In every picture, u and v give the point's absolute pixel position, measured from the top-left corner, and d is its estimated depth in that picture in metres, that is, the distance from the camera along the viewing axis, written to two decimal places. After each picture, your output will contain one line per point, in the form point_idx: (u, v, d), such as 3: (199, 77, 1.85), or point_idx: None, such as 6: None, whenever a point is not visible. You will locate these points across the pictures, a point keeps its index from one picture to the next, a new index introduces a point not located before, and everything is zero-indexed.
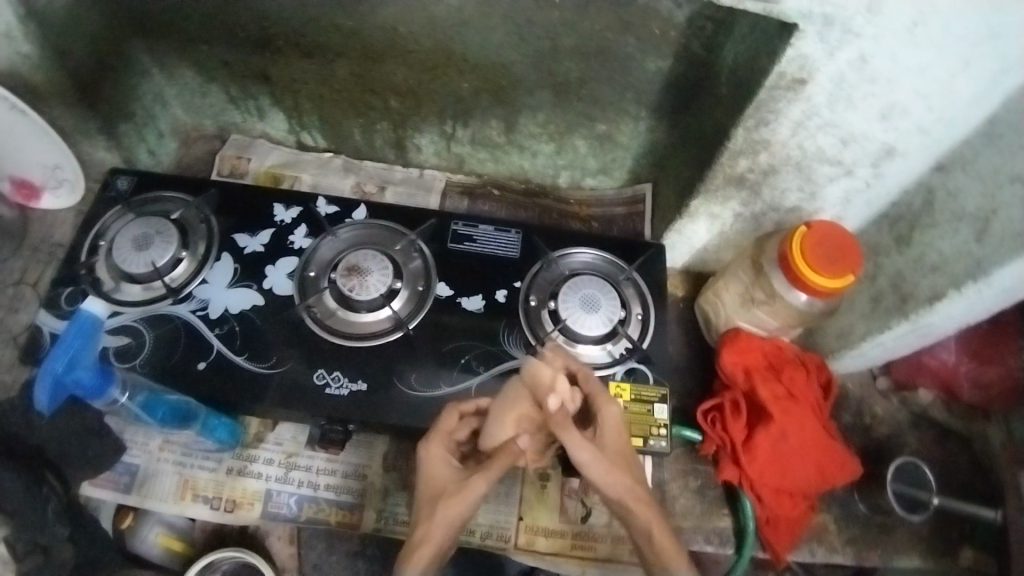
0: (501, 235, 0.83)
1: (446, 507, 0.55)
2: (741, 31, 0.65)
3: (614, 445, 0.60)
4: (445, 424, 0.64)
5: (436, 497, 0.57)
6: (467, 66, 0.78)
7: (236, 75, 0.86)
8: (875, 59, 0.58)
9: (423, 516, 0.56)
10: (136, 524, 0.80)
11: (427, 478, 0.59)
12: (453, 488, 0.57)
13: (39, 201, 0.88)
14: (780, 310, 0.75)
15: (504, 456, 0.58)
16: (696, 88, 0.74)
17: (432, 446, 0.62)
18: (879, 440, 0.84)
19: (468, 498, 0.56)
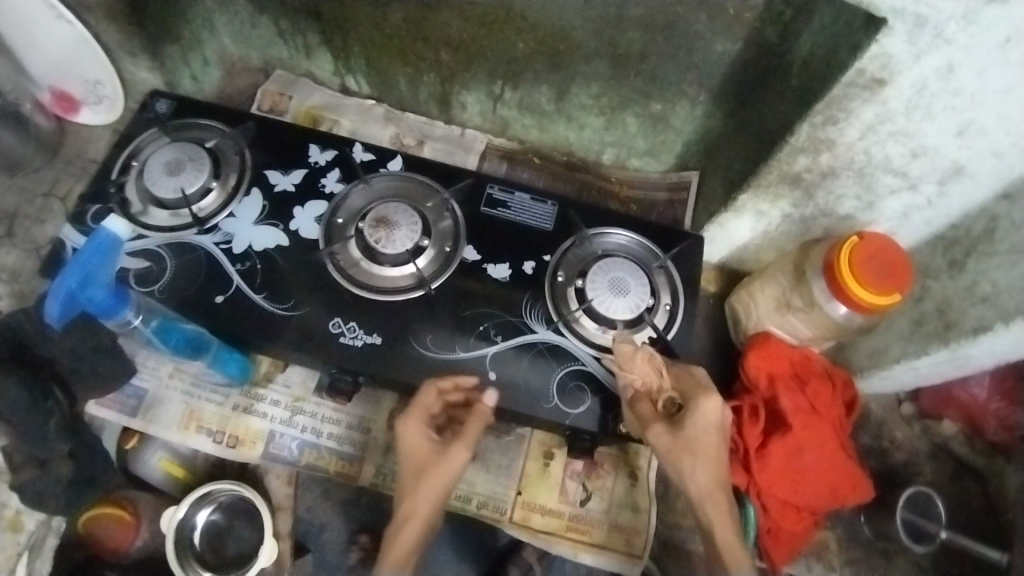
0: (537, 205, 0.80)
1: (427, 483, 0.65)
2: (820, 21, 0.61)
3: (694, 440, 0.63)
4: (422, 399, 0.68)
5: (420, 473, 0.66)
6: (525, 26, 0.74)
7: (289, 9, 0.83)
8: (963, 71, 0.55)
9: (407, 492, 0.66)
10: (140, 446, 0.82)
11: (408, 454, 0.67)
12: (432, 465, 0.66)
13: (77, 116, 0.90)
14: (817, 320, 0.72)
15: (475, 424, 0.67)
16: (765, 77, 0.70)
17: (409, 422, 0.67)
18: (894, 465, 0.80)
19: (446, 472, 0.65)
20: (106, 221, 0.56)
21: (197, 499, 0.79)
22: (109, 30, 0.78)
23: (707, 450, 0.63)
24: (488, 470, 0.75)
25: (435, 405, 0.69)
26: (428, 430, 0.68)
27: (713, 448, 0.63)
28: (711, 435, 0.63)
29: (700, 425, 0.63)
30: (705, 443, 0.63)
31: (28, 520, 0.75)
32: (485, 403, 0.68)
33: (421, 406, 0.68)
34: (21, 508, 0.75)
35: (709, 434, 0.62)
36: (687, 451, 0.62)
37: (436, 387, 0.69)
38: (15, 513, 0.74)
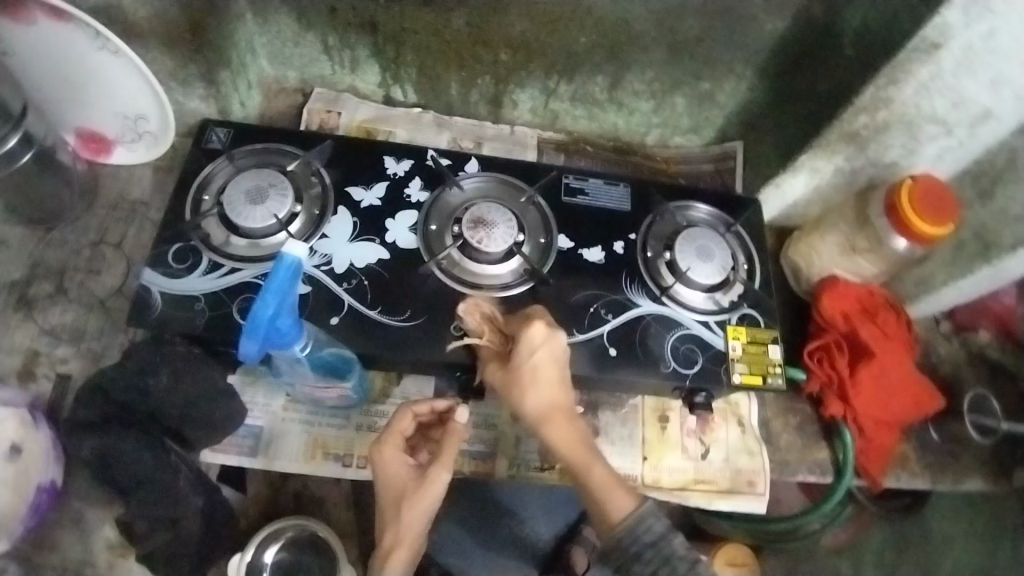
0: (611, 188, 0.85)
1: (409, 508, 0.63)
2: None
3: (521, 366, 0.64)
4: (398, 425, 0.68)
5: (399, 498, 0.64)
6: (589, 20, 0.78)
7: (340, 23, 0.85)
8: (1001, 34, 0.64)
9: (390, 521, 0.64)
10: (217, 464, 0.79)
11: (387, 482, 0.65)
12: (414, 490, 0.64)
13: (110, 156, 0.86)
14: (884, 257, 0.82)
15: (451, 444, 0.65)
16: (812, 48, 0.78)
17: (386, 449, 0.66)
18: (944, 378, 0.92)
19: (429, 496, 0.64)
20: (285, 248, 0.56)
21: (265, 537, 0.75)
22: (161, 57, 0.75)
23: (535, 370, 0.64)
24: (614, 444, 0.81)
25: (408, 426, 0.68)
26: (405, 456, 0.67)
27: (540, 370, 0.64)
28: (538, 358, 0.64)
29: (524, 348, 0.64)
30: (533, 365, 0.64)
31: None
32: (457, 420, 0.66)
33: (396, 429, 0.67)
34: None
35: (533, 357, 0.64)
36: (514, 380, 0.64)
37: (411, 410, 0.69)
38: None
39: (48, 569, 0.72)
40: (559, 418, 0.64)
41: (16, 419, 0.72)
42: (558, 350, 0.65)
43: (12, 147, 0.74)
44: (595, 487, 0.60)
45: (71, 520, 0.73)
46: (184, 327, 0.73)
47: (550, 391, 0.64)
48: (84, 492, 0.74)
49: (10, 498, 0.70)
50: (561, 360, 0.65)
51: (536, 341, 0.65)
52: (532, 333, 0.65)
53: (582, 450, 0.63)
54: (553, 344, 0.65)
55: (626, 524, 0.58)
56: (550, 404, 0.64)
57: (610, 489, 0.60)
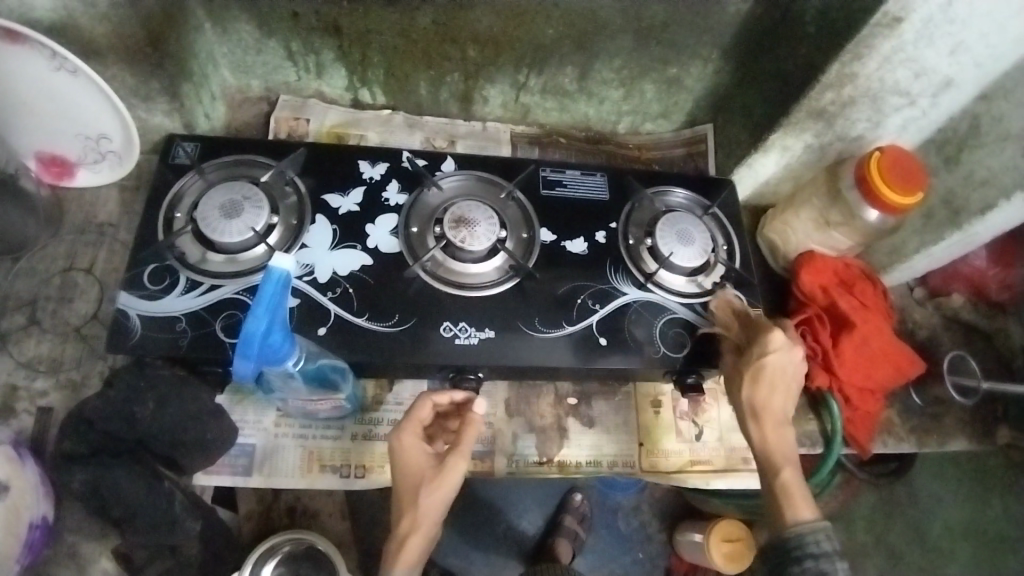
0: (589, 178, 0.85)
1: (426, 494, 0.62)
2: None
3: (753, 362, 0.68)
4: (418, 412, 0.67)
5: (419, 485, 0.63)
6: (555, 11, 0.79)
7: (302, 28, 0.84)
8: (959, 3, 0.65)
9: (408, 505, 0.63)
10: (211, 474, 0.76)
11: (403, 469, 0.64)
12: (432, 476, 0.63)
13: (72, 180, 0.84)
14: (857, 229, 0.85)
15: (471, 433, 0.65)
16: (772, 28, 0.80)
17: (404, 435, 0.66)
18: (922, 342, 0.94)
19: (445, 484, 0.63)
20: (272, 262, 0.55)
21: (261, 554, 0.73)
22: (121, 74, 0.73)
23: (776, 377, 0.68)
24: (610, 432, 0.83)
25: (427, 416, 0.68)
26: (423, 443, 0.66)
27: (778, 379, 0.68)
28: (776, 366, 0.68)
29: (761, 348, 0.69)
30: (775, 370, 0.68)
31: None
32: (475, 412, 0.68)
33: (416, 417, 0.67)
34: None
35: (770, 358, 0.67)
36: (747, 371, 0.68)
37: (431, 400, 0.69)
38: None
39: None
40: (774, 427, 0.67)
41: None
42: (796, 364, 0.68)
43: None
44: (780, 491, 0.62)
45: (65, 556, 0.71)
46: (167, 349, 0.71)
47: (775, 399, 0.68)
48: (75, 526, 0.72)
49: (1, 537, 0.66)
50: (796, 376, 0.69)
51: (773, 347, 0.68)
52: (771, 337, 0.68)
53: (789, 463, 0.64)
54: (792, 353, 0.68)
55: (798, 533, 0.59)
56: (773, 409, 0.67)
57: (795, 499, 0.62)
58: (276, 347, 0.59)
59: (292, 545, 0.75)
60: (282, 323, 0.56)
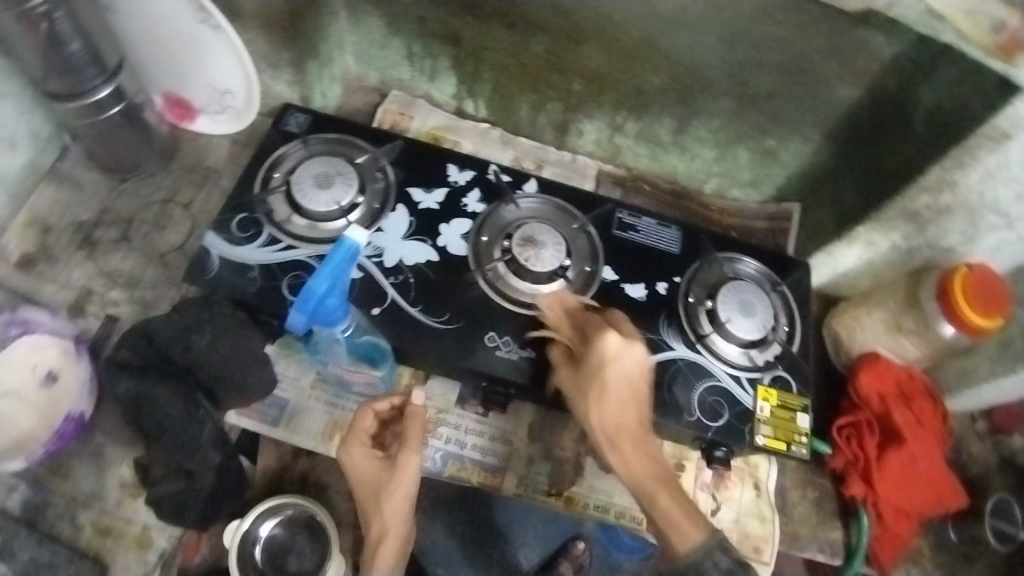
0: (663, 230, 0.86)
1: (387, 499, 0.66)
2: (943, 77, 0.68)
3: (596, 371, 0.68)
4: (360, 422, 0.68)
5: (377, 491, 0.66)
6: (664, 62, 0.81)
7: (426, 33, 0.89)
8: None
9: (373, 512, 0.66)
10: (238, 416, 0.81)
11: (358, 480, 0.67)
12: (389, 481, 0.66)
13: (192, 123, 0.93)
14: (928, 340, 0.82)
15: (417, 429, 0.68)
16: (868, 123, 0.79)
17: (351, 449, 0.67)
18: (971, 476, 0.89)
19: (405, 482, 0.66)
20: (347, 232, 0.59)
21: (263, 512, 0.75)
22: (257, 39, 0.83)
23: (617, 387, 0.67)
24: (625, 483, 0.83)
25: (372, 425, 0.69)
26: (372, 451, 0.68)
27: (621, 389, 0.67)
28: (617, 371, 0.67)
29: (599, 354, 0.68)
30: (614, 380, 0.67)
31: (157, 536, 0.76)
32: (414, 405, 0.69)
33: (358, 429, 0.68)
34: (149, 525, 0.76)
35: (609, 365, 0.67)
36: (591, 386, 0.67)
37: (372, 407, 0.69)
38: (143, 529, 0.76)
39: (57, 496, 0.76)
40: (630, 442, 0.65)
41: (59, 348, 0.80)
42: (635, 362, 0.68)
43: (102, 97, 0.79)
44: (659, 517, 0.61)
45: (89, 453, 0.78)
46: (234, 292, 0.76)
47: (624, 407, 0.67)
48: (109, 428, 0.79)
49: (38, 421, 0.78)
50: (642, 374, 0.68)
51: (611, 351, 0.68)
52: (605, 343, 0.67)
53: (660, 479, 0.63)
54: (630, 355, 0.68)
55: (692, 559, 0.58)
56: (626, 422, 0.66)
57: (678, 520, 0.60)
58: (333, 310, 0.63)
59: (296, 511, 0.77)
60: (342, 290, 0.60)
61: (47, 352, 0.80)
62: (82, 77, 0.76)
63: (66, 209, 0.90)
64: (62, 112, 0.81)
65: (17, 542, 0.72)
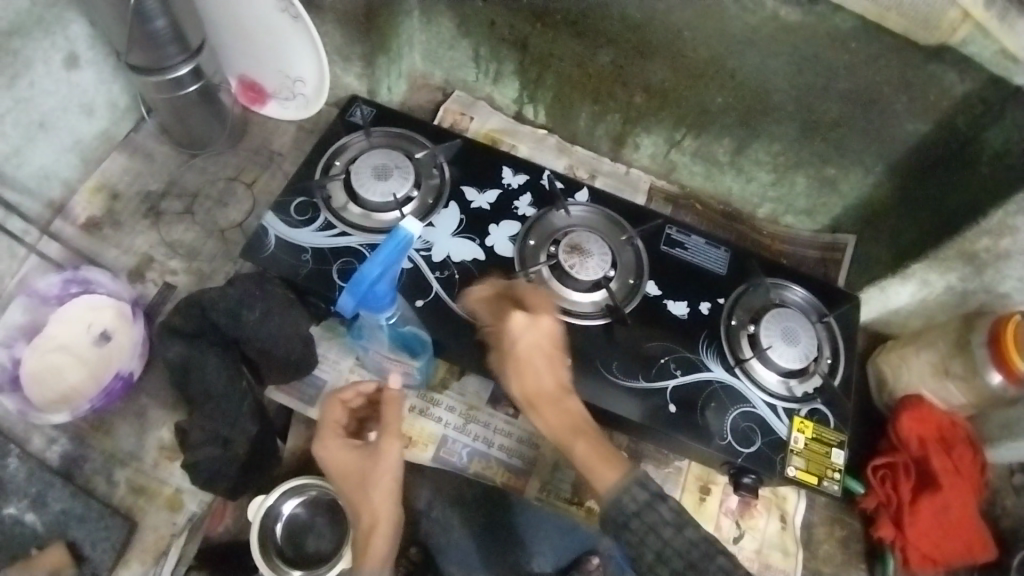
0: (712, 250, 0.85)
1: (375, 486, 0.64)
2: (1014, 119, 0.66)
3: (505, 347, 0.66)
4: (329, 416, 0.70)
5: (364, 481, 0.65)
6: (730, 81, 0.81)
7: (495, 37, 0.91)
8: None
9: (360, 503, 0.64)
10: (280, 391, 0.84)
11: (339, 471, 0.67)
12: (369, 466, 0.65)
13: (263, 107, 0.96)
14: (975, 389, 0.79)
15: (392, 411, 0.68)
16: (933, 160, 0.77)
17: (326, 441, 0.68)
18: (1007, 532, 0.86)
19: (387, 463, 0.65)
20: (403, 222, 0.61)
21: (288, 489, 0.77)
22: (332, 32, 0.86)
23: (530, 363, 0.65)
24: None
25: (343, 417, 0.71)
26: (347, 440, 0.68)
27: (532, 358, 0.65)
28: (527, 345, 0.65)
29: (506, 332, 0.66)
30: (526, 356, 0.65)
31: (186, 500, 0.79)
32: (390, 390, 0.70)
33: (330, 423, 0.70)
34: (181, 489, 0.79)
35: (516, 341, 0.65)
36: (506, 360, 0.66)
37: (339, 399, 0.71)
38: (174, 492, 0.79)
39: (98, 451, 0.80)
40: (549, 405, 0.65)
41: (115, 311, 0.84)
42: (541, 329, 0.65)
43: (180, 74, 0.83)
44: (583, 469, 0.60)
45: (134, 413, 0.82)
46: (288, 271, 0.79)
47: (540, 374, 0.65)
48: (154, 391, 0.83)
49: (86, 378, 0.82)
50: (552, 337, 0.66)
51: (517, 328, 0.65)
52: (511, 321, 0.65)
53: (579, 434, 0.62)
54: (535, 328, 0.65)
55: (610, 497, 0.57)
56: (544, 388, 0.65)
57: (597, 468, 0.59)
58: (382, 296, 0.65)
59: (320, 493, 0.79)
60: (392, 278, 0.62)
61: (104, 312, 0.84)
62: (164, 55, 0.80)
63: (135, 178, 0.95)
64: (142, 86, 0.85)
65: (51, 492, 0.77)
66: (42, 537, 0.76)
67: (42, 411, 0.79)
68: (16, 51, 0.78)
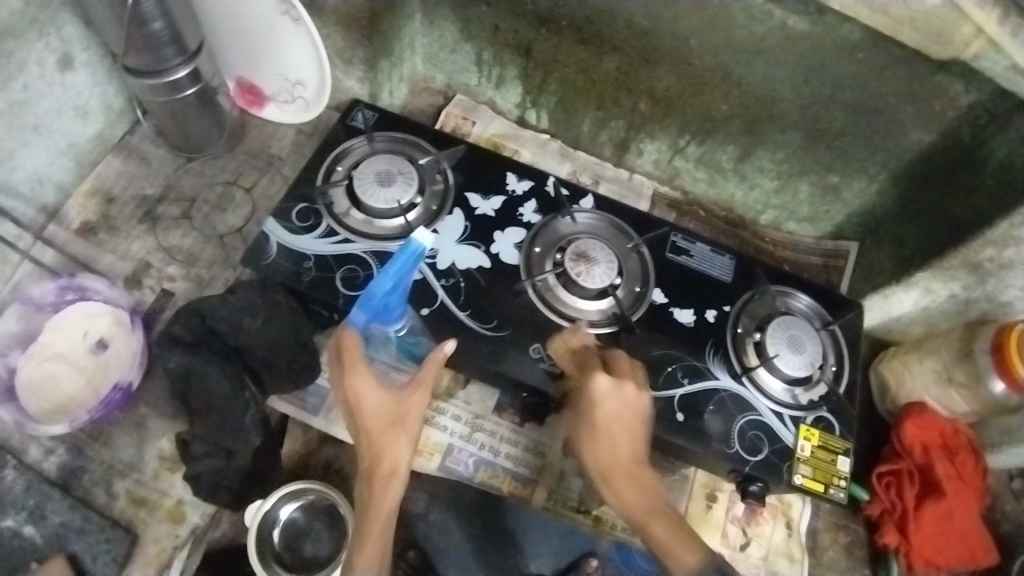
0: (717, 257, 0.85)
1: (403, 433, 0.64)
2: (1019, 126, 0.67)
3: (585, 415, 0.65)
4: (350, 347, 0.65)
5: (394, 424, 0.64)
6: (735, 89, 0.81)
7: (498, 42, 0.90)
8: None
9: (382, 447, 0.64)
10: (283, 401, 0.82)
11: (365, 411, 0.64)
12: (402, 416, 0.65)
13: (260, 110, 0.94)
14: (979, 396, 0.79)
15: (433, 369, 0.66)
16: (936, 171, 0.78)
17: (358, 376, 0.65)
18: (1008, 536, 0.86)
19: (417, 417, 0.66)
20: (412, 234, 0.59)
21: (286, 494, 0.76)
22: (334, 35, 0.85)
23: (607, 430, 0.64)
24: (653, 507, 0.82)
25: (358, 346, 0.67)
26: (376, 381, 0.66)
27: (612, 426, 0.64)
28: (610, 414, 0.64)
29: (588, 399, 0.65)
30: (604, 424, 0.64)
31: (189, 513, 0.78)
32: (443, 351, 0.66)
33: (353, 355, 0.65)
34: (182, 500, 0.78)
35: (598, 408, 0.65)
36: (586, 427, 0.65)
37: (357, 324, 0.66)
38: (176, 503, 0.78)
39: (96, 463, 0.78)
40: (626, 477, 0.63)
41: (111, 319, 0.83)
42: (628, 400, 0.65)
43: (178, 78, 0.81)
44: (656, 547, 0.59)
45: (132, 424, 0.80)
46: (289, 279, 0.77)
47: (619, 445, 0.64)
48: (153, 400, 0.81)
49: (84, 389, 0.80)
50: (635, 408, 0.65)
51: (600, 392, 0.65)
52: (596, 383, 0.65)
53: (653, 512, 0.60)
54: (620, 395, 0.65)
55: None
56: (621, 459, 0.63)
57: (674, 549, 0.58)
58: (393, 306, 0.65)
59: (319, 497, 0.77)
60: (403, 292, 0.61)
61: (100, 319, 0.83)
62: (162, 57, 0.79)
63: (131, 182, 0.93)
64: (138, 89, 0.83)
65: (49, 505, 0.75)
66: (43, 550, 0.74)
67: (37, 421, 0.77)
68: (9, 53, 0.76)
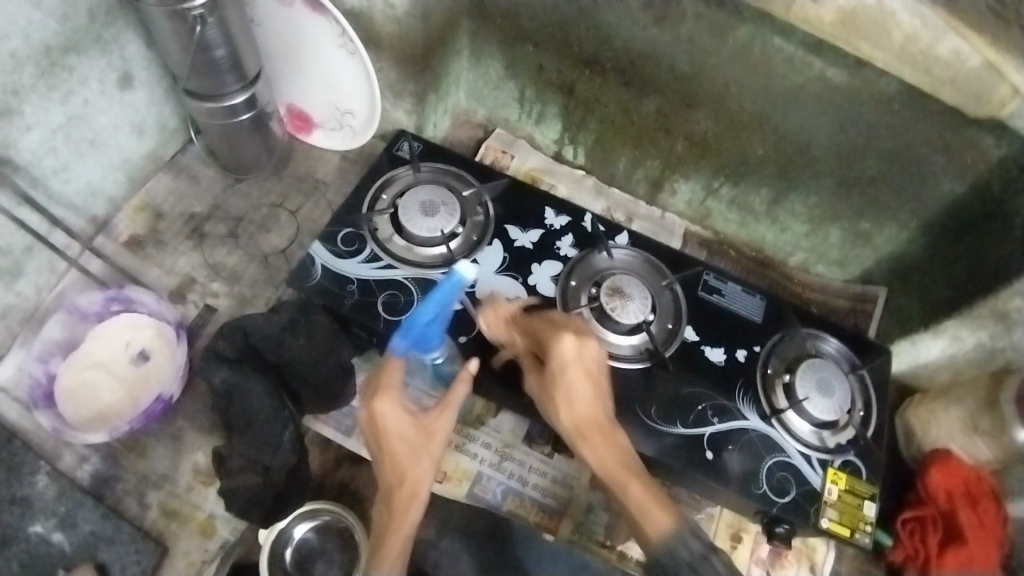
0: (748, 297, 0.87)
1: (427, 457, 0.65)
2: None
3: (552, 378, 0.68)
4: (385, 376, 0.67)
5: (420, 447, 0.65)
6: (771, 134, 0.83)
7: (542, 80, 0.93)
8: None
9: (404, 469, 0.64)
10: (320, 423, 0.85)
11: (391, 434, 0.65)
12: (426, 439, 0.66)
13: (308, 135, 0.99)
14: (1002, 445, 0.78)
15: (458, 391, 0.68)
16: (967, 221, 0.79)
17: (388, 401, 0.66)
18: None
19: (441, 440, 0.67)
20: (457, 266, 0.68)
21: (302, 513, 0.78)
22: (387, 69, 0.89)
23: (571, 383, 0.67)
24: None
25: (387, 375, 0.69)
26: (404, 406, 0.67)
27: (579, 385, 0.67)
28: (576, 370, 0.67)
29: (556, 360, 0.67)
30: (568, 377, 0.67)
31: (219, 528, 0.79)
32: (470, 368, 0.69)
33: (387, 380, 0.67)
34: (214, 515, 0.79)
35: (567, 369, 0.67)
36: (552, 390, 0.67)
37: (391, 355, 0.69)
38: (207, 517, 0.79)
39: (130, 473, 0.80)
40: (600, 436, 0.66)
41: (153, 331, 0.85)
42: (591, 356, 0.68)
43: (235, 102, 0.85)
44: (634, 508, 0.62)
45: (169, 436, 0.82)
46: (332, 302, 0.80)
47: (587, 404, 0.66)
48: (190, 413, 0.83)
49: (123, 398, 0.83)
50: (597, 364, 0.68)
51: (567, 354, 0.67)
52: (561, 345, 0.67)
53: (628, 471, 0.64)
54: (584, 353, 0.67)
55: (664, 545, 0.59)
56: (592, 419, 0.66)
57: (649, 507, 0.61)
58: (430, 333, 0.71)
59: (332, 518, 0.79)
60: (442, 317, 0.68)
61: (143, 331, 0.85)
62: (222, 81, 0.82)
63: (180, 199, 0.96)
64: (195, 110, 0.87)
65: (81, 512, 0.77)
66: (75, 557, 0.76)
67: (76, 429, 0.80)
68: (71, 67, 0.80)
